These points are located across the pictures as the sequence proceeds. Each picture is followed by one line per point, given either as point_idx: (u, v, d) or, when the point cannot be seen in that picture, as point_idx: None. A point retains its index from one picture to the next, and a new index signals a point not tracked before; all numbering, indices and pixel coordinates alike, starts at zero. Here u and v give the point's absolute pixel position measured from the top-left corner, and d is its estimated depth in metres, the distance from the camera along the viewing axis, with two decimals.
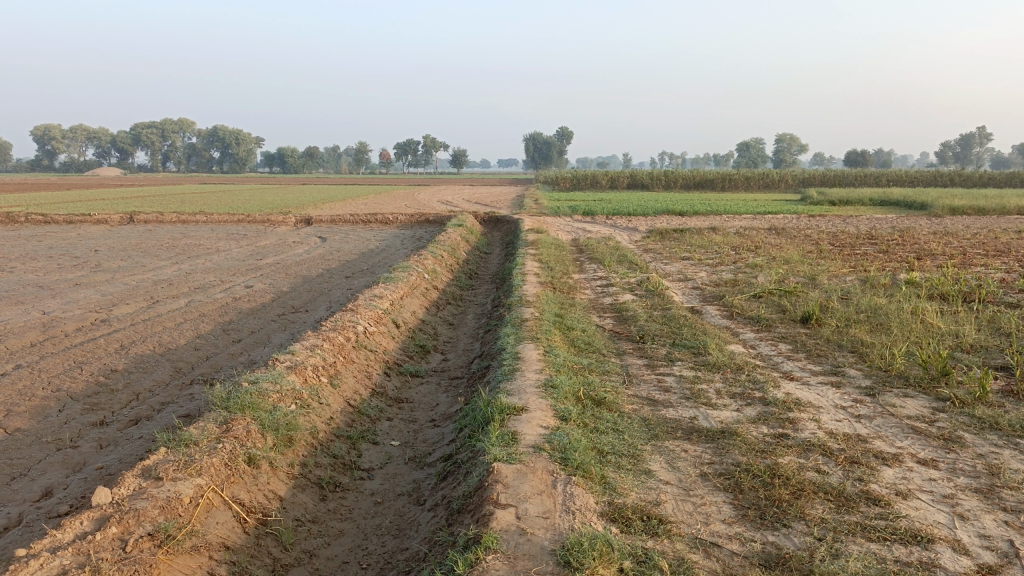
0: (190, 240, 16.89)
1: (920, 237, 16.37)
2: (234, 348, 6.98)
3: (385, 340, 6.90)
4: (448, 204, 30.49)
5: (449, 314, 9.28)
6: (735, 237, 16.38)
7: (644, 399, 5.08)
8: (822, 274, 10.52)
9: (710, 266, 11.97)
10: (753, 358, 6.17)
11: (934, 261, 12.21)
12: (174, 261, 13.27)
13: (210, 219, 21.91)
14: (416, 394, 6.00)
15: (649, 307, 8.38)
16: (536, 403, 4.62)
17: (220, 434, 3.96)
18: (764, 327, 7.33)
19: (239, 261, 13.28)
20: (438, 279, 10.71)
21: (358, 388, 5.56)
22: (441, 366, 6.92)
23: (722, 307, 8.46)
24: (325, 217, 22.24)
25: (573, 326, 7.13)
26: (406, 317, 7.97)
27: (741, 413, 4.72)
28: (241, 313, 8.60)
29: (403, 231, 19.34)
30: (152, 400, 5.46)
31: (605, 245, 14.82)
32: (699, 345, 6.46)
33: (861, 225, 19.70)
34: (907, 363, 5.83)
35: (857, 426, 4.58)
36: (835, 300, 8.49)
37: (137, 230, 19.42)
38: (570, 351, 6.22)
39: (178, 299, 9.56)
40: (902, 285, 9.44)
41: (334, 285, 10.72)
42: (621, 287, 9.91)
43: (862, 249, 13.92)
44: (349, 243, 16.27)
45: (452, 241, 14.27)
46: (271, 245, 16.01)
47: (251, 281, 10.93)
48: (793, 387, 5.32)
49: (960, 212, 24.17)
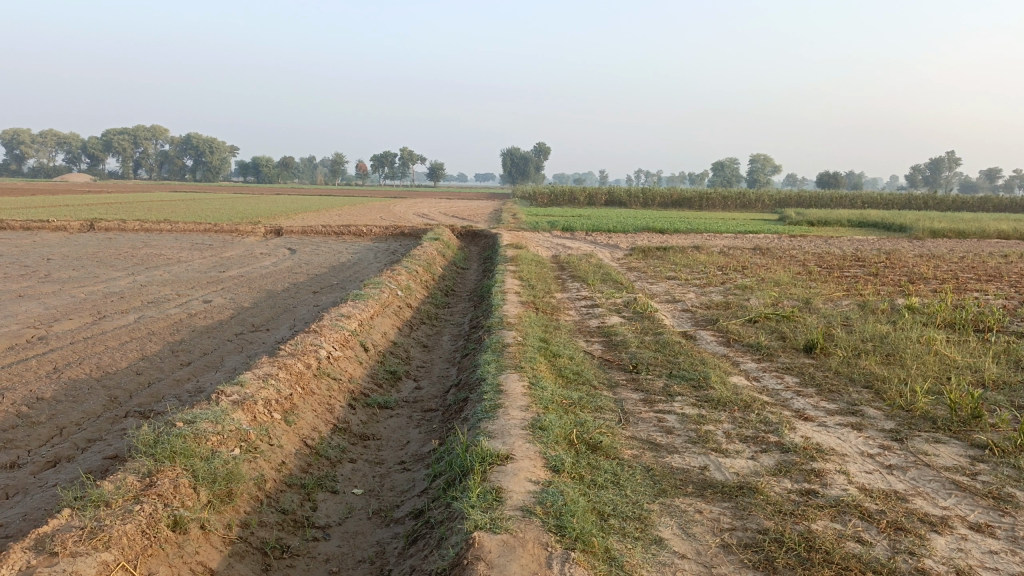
0: (151, 249, 16.02)
1: (908, 259, 16.01)
2: (181, 372, 6.25)
3: (351, 366, 6.21)
4: (424, 217, 29.79)
5: (423, 335, 8.60)
6: (720, 255, 15.91)
7: (643, 443, 4.44)
8: (817, 298, 10.00)
9: (699, 287, 11.42)
10: (760, 393, 5.57)
11: (928, 285, 11.79)
12: (130, 272, 12.43)
13: (176, 228, 21.01)
14: (384, 430, 5.31)
15: (640, 331, 7.78)
16: (523, 449, 3.97)
17: (140, 492, 3.26)
18: (766, 355, 6.75)
19: (200, 273, 12.50)
20: (413, 297, 10.03)
21: (317, 425, 4.87)
22: (413, 395, 6.24)
23: (717, 333, 7.88)
24: (296, 228, 21.46)
25: (559, 353, 6.50)
26: (375, 338, 7.28)
27: (757, 462, 4.12)
28: (194, 332, 7.85)
29: (377, 244, 18.62)
30: (76, 438, 4.72)
31: (587, 262, 14.26)
32: (699, 376, 5.86)
33: (846, 246, 19.38)
34: (931, 402, 5.27)
35: (891, 481, 3.98)
36: (837, 326, 7.96)
37: (95, 237, 18.48)
38: (558, 383, 5.57)
39: (128, 314, 8.78)
40: (904, 311, 8.96)
41: (299, 301, 10.00)
42: (607, 309, 9.31)
43: (852, 271, 13.51)
44: (320, 256, 15.52)
45: (428, 256, 13.60)
46: (236, 257, 15.19)
47: (210, 296, 10.17)
48: (809, 430, 4.73)
49: (940, 234, 24.09)
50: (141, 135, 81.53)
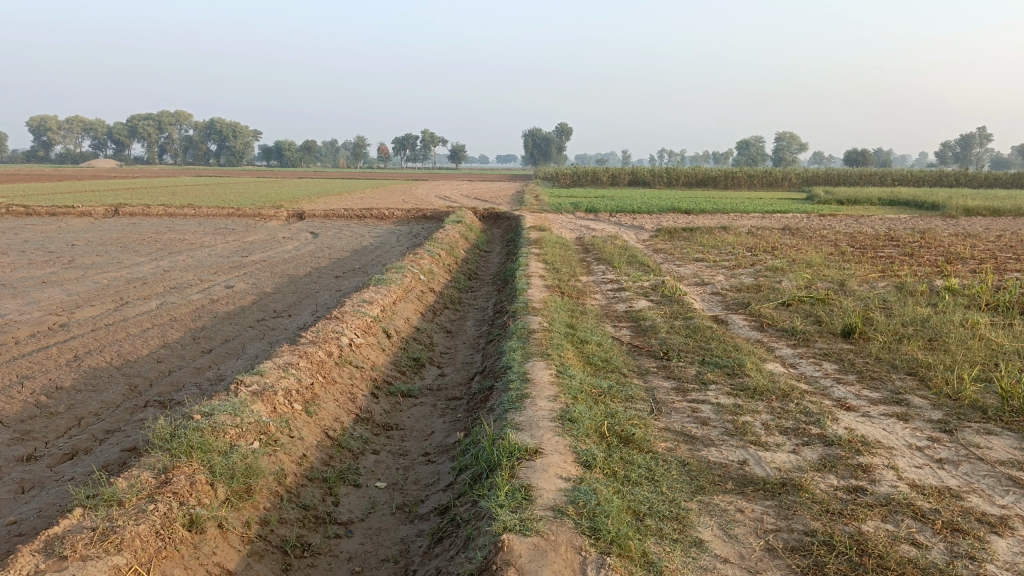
0: (174, 234, 16.01)
1: (942, 238, 15.57)
2: (201, 360, 6.14)
3: (374, 354, 6.06)
4: (447, 200, 29.61)
5: (446, 320, 8.44)
6: (748, 236, 15.59)
7: (678, 435, 4.24)
8: (851, 280, 9.69)
9: (728, 269, 11.14)
10: (798, 381, 5.35)
11: (966, 265, 11.41)
12: (153, 258, 12.39)
13: (199, 212, 21.03)
14: (408, 419, 5.16)
15: (669, 316, 7.56)
16: (553, 443, 3.79)
17: (154, 489, 3.13)
18: (802, 341, 6.51)
19: (222, 258, 12.44)
20: (436, 281, 9.87)
21: (339, 415, 4.72)
22: (437, 383, 6.08)
23: (749, 317, 7.63)
24: (319, 212, 21.37)
25: (587, 339, 6.30)
26: (398, 324, 7.13)
27: (799, 457, 3.90)
28: (215, 318, 7.76)
29: (400, 227, 18.49)
30: (94, 429, 4.62)
31: (612, 244, 14.02)
32: (733, 363, 5.64)
33: (877, 225, 18.93)
34: (980, 390, 5.01)
35: (943, 477, 3.75)
36: (875, 309, 7.68)
37: (120, 222, 18.54)
38: (587, 371, 5.38)
39: (150, 300, 8.72)
40: (944, 292, 8.63)
41: (321, 286, 9.88)
42: (635, 292, 9.08)
43: (886, 251, 13.12)
44: (342, 240, 15.41)
45: (451, 239, 13.43)
46: (259, 241, 15.12)
47: (232, 281, 10.08)
48: (853, 421, 4.50)
49: (975, 212, 23.44)
50: (164, 120, 82.03)
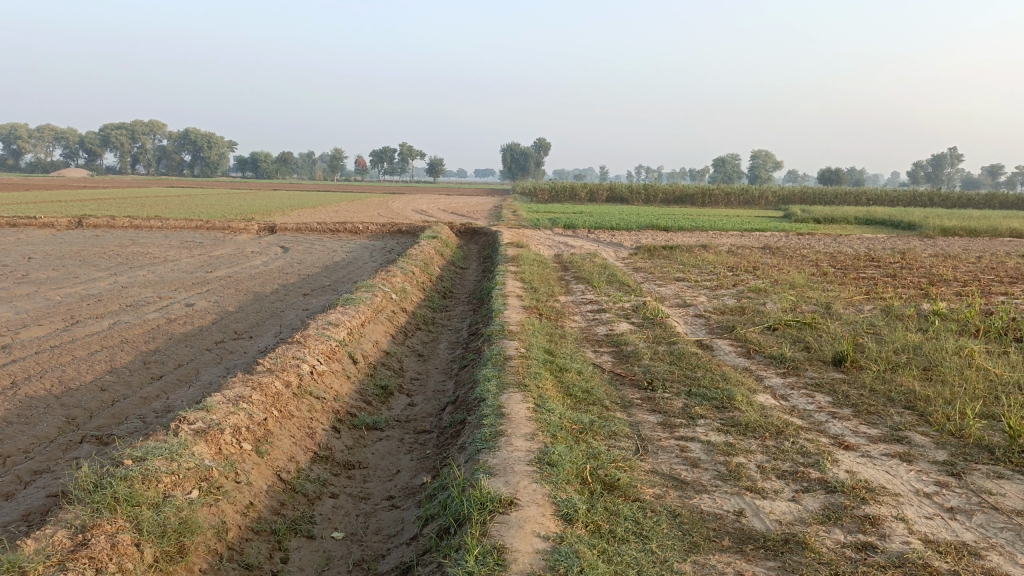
0: (138, 247, 15.42)
1: (922, 259, 15.42)
2: (150, 389, 5.66)
3: (338, 382, 5.63)
4: (424, 214, 29.24)
5: (418, 343, 8.03)
6: (728, 255, 15.35)
7: (666, 479, 3.87)
8: (837, 303, 9.43)
9: (709, 289, 10.85)
10: (791, 415, 5.01)
11: (950, 288, 11.20)
12: (113, 273, 11.86)
13: (166, 225, 20.43)
14: (372, 456, 4.74)
15: (651, 341, 7.21)
16: (529, 492, 3.40)
17: (65, 555, 2.68)
18: (791, 369, 6.19)
19: (185, 273, 11.94)
20: (408, 301, 9.45)
21: (294, 453, 4.30)
22: (406, 414, 5.67)
23: (735, 342, 7.29)
24: (291, 225, 20.85)
25: (566, 367, 5.91)
26: (366, 348, 6.72)
27: (800, 506, 3.55)
28: (170, 340, 7.27)
29: (374, 242, 18.04)
30: (20, 468, 4.11)
31: (591, 262, 13.70)
32: (722, 394, 5.30)
33: (856, 245, 18.81)
34: (985, 428, 4.69)
35: (957, 530, 3.41)
36: (865, 335, 7.39)
37: (84, 234, 17.91)
38: (566, 404, 4.99)
39: (102, 320, 8.22)
40: (932, 317, 8.39)
41: (287, 305, 9.42)
42: (615, 314, 8.74)
43: (867, 273, 12.92)
44: (314, 255, 14.94)
45: (425, 255, 13.02)
46: (226, 256, 14.60)
47: (194, 299, 9.59)
48: (854, 463, 4.17)
49: (951, 233, 23.51)
50: (139, 130, 80.99)
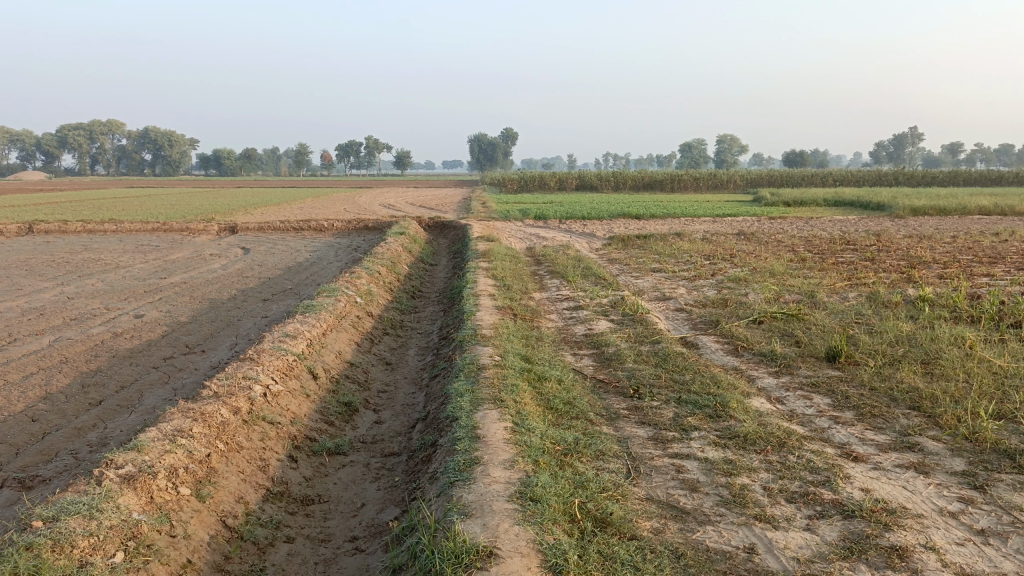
0: (90, 254, 14.68)
1: (898, 241, 15.21)
2: (86, 418, 5.09)
3: (296, 403, 5.12)
4: (391, 209, 28.60)
5: (385, 350, 7.51)
6: (703, 242, 15.05)
7: (665, 508, 3.44)
8: (820, 291, 9.09)
9: (688, 280, 10.47)
10: (791, 422, 4.61)
11: (931, 271, 10.95)
12: (59, 283, 11.15)
13: (122, 228, 19.60)
14: (334, 488, 4.25)
15: (633, 340, 6.79)
16: (511, 539, 2.94)
17: None
18: (784, 368, 5.80)
19: (137, 281, 11.28)
20: (375, 303, 8.92)
21: (242, 493, 3.80)
22: (371, 434, 5.17)
23: (721, 338, 6.88)
24: (253, 224, 20.13)
25: (545, 376, 5.45)
26: (329, 360, 6.21)
27: (817, 538, 3.14)
28: (114, 358, 6.68)
29: (339, 240, 17.41)
30: None
31: (564, 255, 13.26)
32: (716, 400, 4.88)
33: (831, 228, 18.61)
34: (1002, 431, 4.32)
35: (994, 559, 3.01)
36: (856, 327, 7.03)
37: (33, 241, 17.09)
38: (548, 420, 4.54)
39: (42, 337, 7.59)
40: (920, 303, 8.07)
41: (244, 313, 8.85)
42: (593, 311, 8.31)
43: (846, 257, 12.64)
44: (276, 256, 14.30)
45: (392, 253, 12.49)
46: (183, 259, 13.92)
47: (144, 309, 8.99)
48: (867, 479, 3.78)
49: (921, 212, 23.47)
50: (97, 130, 78.97)
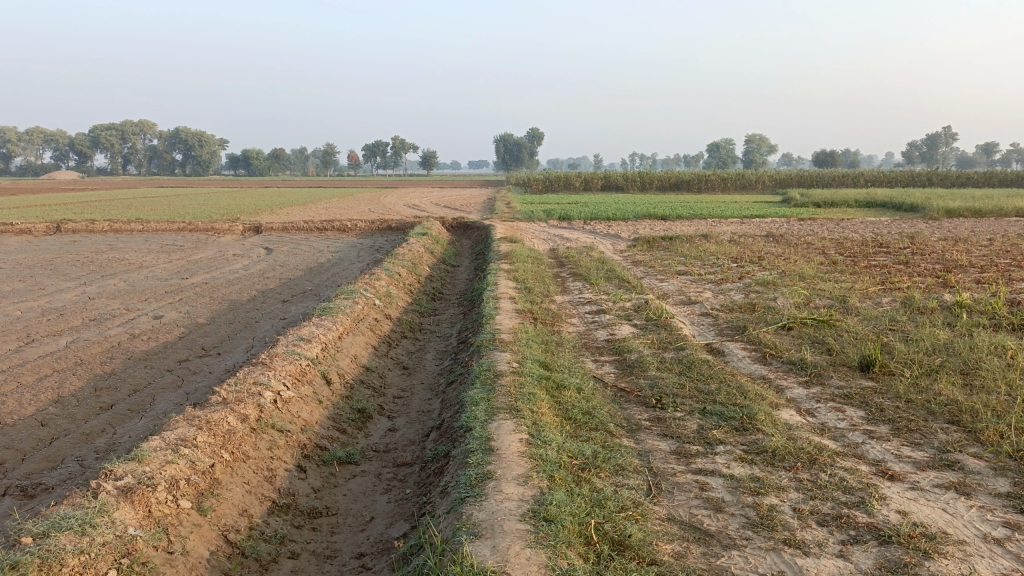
0: (115, 253, 14.75)
1: (932, 243, 14.80)
2: (94, 423, 4.99)
3: (307, 410, 4.98)
4: (415, 209, 28.51)
5: (403, 354, 7.37)
6: (730, 244, 14.76)
7: (687, 531, 3.24)
8: (852, 295, 8.79)
9: (715, 284, 10.22)
10: (822, 437, 4.38)
11: (968, 275, 10.57)
12: (82, 283, 11.17)
13: (148, 228, 19.74)
14: (342, 499, 4.10)
15: (657, 346, 6.57)
16: (522, 563, 2.77)
17: None
18: (815, 377, 5.55)
19: (159, 281, 11.27)
20: (393, 305, 8.79)
21: (246, 506, 3.66)
22: (384, 442, 5.02)
23: (748, 345, 6.65)
24: (277, 224, 20.15)
25: (565, 384, 5.27)
26: (344, 365, 6.08)
27: (851, 566, 2.93)
28: (128, 360, 6.60)
29: (362, 241, 17.35)
30: None
31: (588, 256, 13.06)
32: (742, 412, 4.65)
33: (863, 229, 18.18)
34: None
35: None
36: (890, 334, 6.75)
37: (60, 240, 17.23)
38: (565, 431, 4.36)
39: (60, 337, 7.57)
40: (958, 309, 7.75)
41: (262, 314, 8.76)
42: (616, 315, 8.11)
43: (878, 261, 12.30)
44: (297, 257, 14.25)
45: (414, 254, 12.37)
46: (205, 260, 13.92)
47: (163, 310, 8.94)
48: (904, 500, 3.54)
49: (956, 214, 22.89)
50: (128, 131, 80.14)
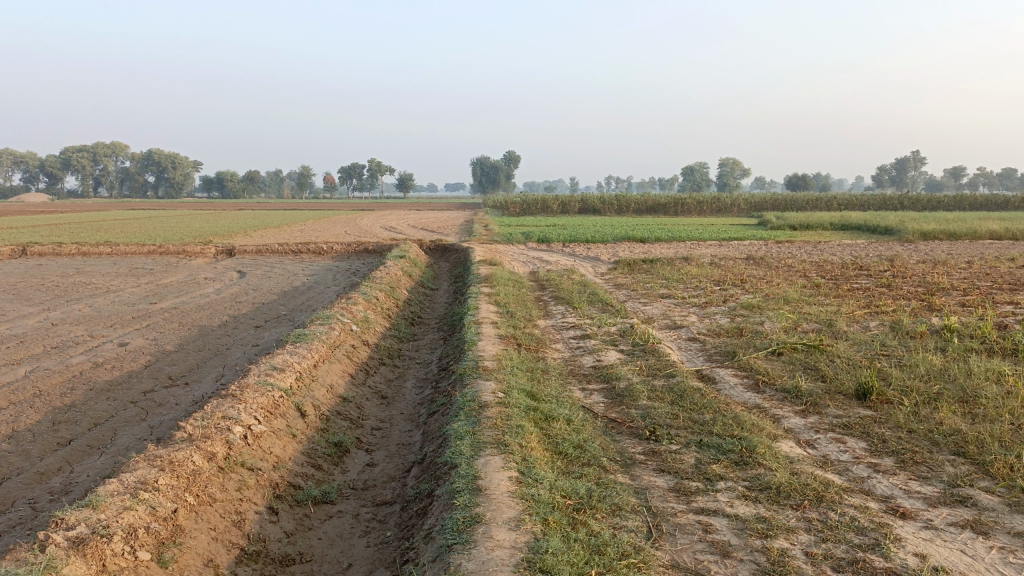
0: (81, 277, 14.28)
1: (911, 266, 14.82)
2: (49, 461, 4.64)
3: (280, 445, 4.68)
4: (393, 231, 28.20)
5: (381, 382, 7.07)
6: (711, 267, 14.66)
7: None
8: (839, 319, 8.67)
9: (699, 308, 10.06)
10: (825, 471, 4.16)
11: (951, 298, 10.51)
12: (45, 308, 10.74)
13: (118, 250, 19.25)
14: (318, 543, 3.80)
15: (646, 374, 6.34)
16: None
17: None
18: (811, 407, 5.35)
19: (127, 306, 10.88)
20: (371, 331, 8.50)
21: (212, 555, 3.35)
22: (362, 479, 4.73)
23: (739, 371, 6.45)
24: (251, 247, 19.76)
25: (553, 415, 5.01)
26: (320, 396, 5.77)
27: None
28: (90, 391, 6.25)
29: (337, 264, 17.02)
30: None
31: (569, 280, 12.87)
32: (741, 445, 4.43)
33: (841, 252, 18.23)
34: None
35: None
36: (883, 360, 6.58)
37: (26, 263, 16.73)
38: (556, 468, 4.10)
39: (18, 367, 7.18)
40: (947, 333, 7.63)
41: (233, 341, 8.41)
42: (602, 340, 7.89)
43: (860, 284, 12.23)
44: (272, 280, 13.90)
45: (392, 278, 12.10)
46: (176, 283, 13.53)
47: (129, 337, 8.57)
48: (921, 542, 3.32)
49: (931, 237, 23.07)
50: (100, 152, 79.14)
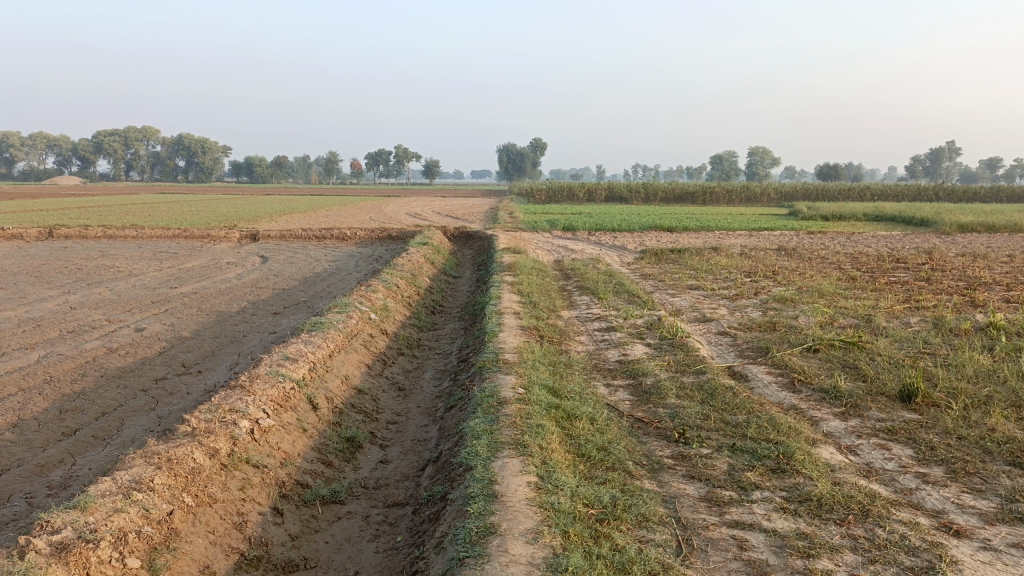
0: (105, 260, 14.24)
1: (950, 259, 14.28)
2: (52, 453, 4.47)
3: (289, 440, 4.46)
4: (417, 218, 28.00)
5: (399, 373, 6.85)
6: (741, 258, 14.26)
7: None
8: (877, 314, 8.28)
9: (729, 300, 9.70)
10: (870, 482, 3.85)
11: (994, 293, 10.03)
12: (66, 291, 10.66)
13: (143, 234, 19.26)
14: (324, 548, 3.58)
15: (674, 369, 6.05)
16: None
17: None
18: (852, 409, 5.03)
19: (146, 290, 10.77)
20: (391, 319, 8.28)
21: (209, 561, 3.14)
22: (375, 477, 4.50)
23: (773, 369, 6.13)
24: (275, 231, 19.66)
25: (576, 414, 4.75)
26: (334, 388, 5.55)
27: None
28: (101, 378, 6.10)
29: (360, 250, 16.85)
30: None
31: (595, 269, 12.56)
32: (777, 450, 4.13)
33: (875, 244, 17.68)
34: None
35: None
36: (927, 359, 6.21)
37: (52, 246, 16.76)
38: (578, 472, 3.83)
39: (32, 351, 7.06)
40: (993, 331, 7.22)
41: (250, 328, 8.23)
42: (628, 333, 7.59)
43: (898, 277, 11.76)
44: (294, 266, 13.76)
45: (414, 265, 11.88)
46: (198, 268, 13.44)
47: (145, 322, 8.44)
48: (982, 566, 3.01)
49: (968, 229, 22.36)
50: (131, 136, 79.93)
